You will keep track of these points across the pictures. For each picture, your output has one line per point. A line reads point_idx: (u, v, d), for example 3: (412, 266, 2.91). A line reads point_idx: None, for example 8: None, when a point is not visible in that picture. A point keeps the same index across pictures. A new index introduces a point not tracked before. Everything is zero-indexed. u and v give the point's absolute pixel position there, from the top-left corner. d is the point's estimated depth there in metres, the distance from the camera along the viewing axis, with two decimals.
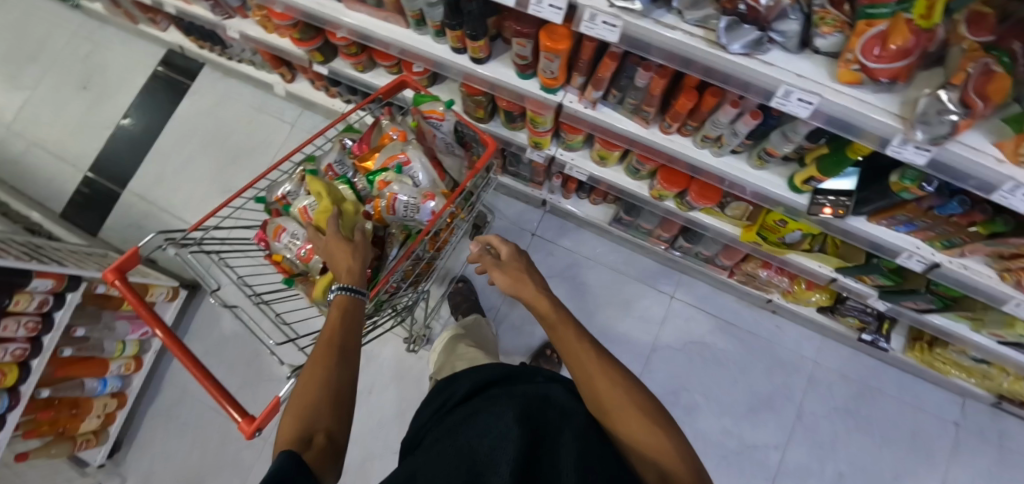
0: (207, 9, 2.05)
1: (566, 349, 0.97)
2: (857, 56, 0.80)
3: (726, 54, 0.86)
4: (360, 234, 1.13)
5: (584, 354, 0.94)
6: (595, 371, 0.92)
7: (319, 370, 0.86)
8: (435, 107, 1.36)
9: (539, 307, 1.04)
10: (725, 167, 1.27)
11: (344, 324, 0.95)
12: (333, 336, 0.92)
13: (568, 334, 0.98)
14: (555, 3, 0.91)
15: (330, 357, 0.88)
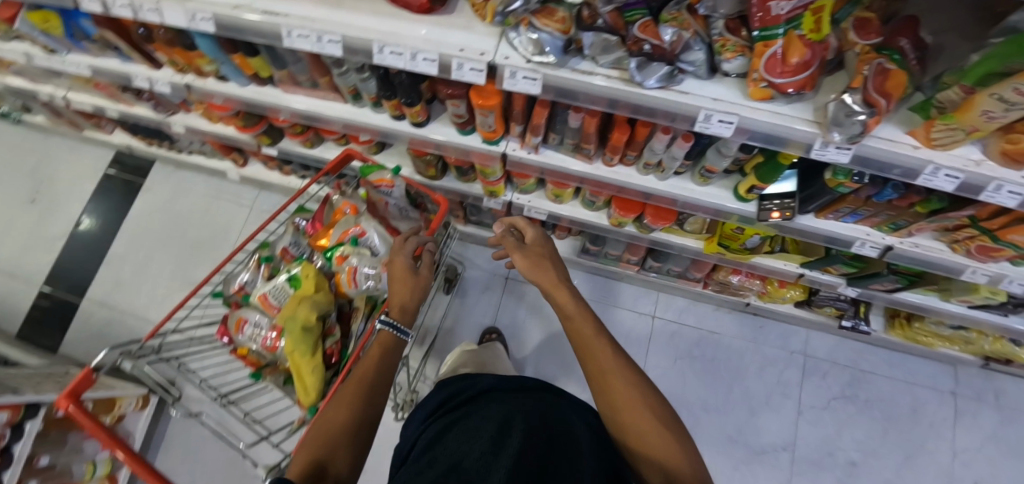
0: (148, 108, 2.04)
1: (581, 347, 0.98)
2: (763, 74, 0.85)
3: (643, 90, 0.90)
4: (424, 267, 1.17)
5: (600, 352, 0.96)
6: (611, 372, 0.93)
7: (350, 399, 0.89)
8: (383, 175, 1.38)
9: (557, 299, 1.06)
10: (672, 189, 1.30)
11: (382, 358, 0.99)
12: (369, 368, 0.96)
13: (585, 330, 0.99)
14: (475, 66, 0.95)
15: (359, 390, 0.91)
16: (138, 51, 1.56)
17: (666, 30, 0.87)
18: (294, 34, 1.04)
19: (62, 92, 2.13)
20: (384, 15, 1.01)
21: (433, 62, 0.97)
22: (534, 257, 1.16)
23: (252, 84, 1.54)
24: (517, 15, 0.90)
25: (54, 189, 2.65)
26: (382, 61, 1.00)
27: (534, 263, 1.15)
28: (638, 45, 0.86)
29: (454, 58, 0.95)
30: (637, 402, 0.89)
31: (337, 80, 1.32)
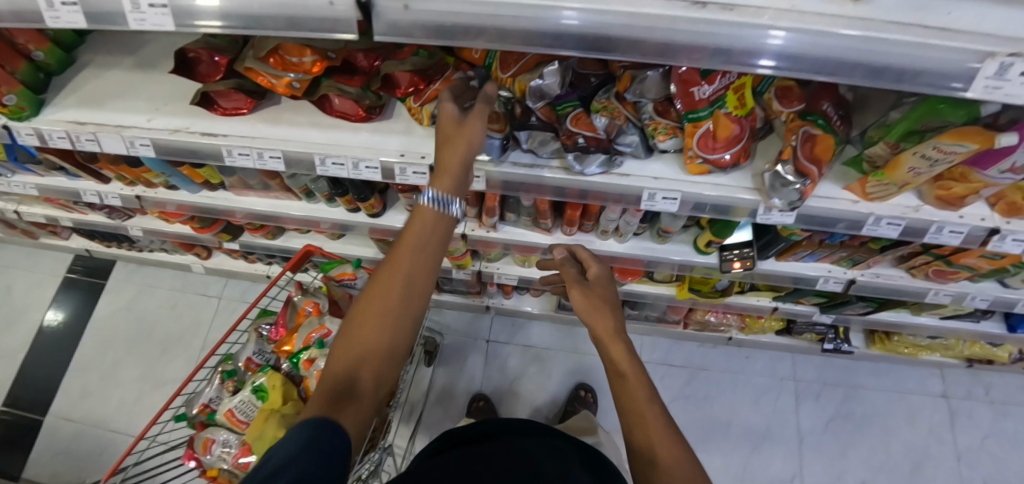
0: (103, 215, 1.98)
1: (627, 408, 0.76)
2: (698, 152, 0.86)
3: (585, 177, 0.91)
4: (479, 113, 0.76)
5: (648, 414, 0.74)
6: (668, 442, 0.72)
7: (382, 306, 0.70)
8: (345, 268, 1.36)
9: (602, 337, 0.84)
10: (635, 251, 1.31)
11: (422, 243, 0.73)
12: (402, 247, 0.72)
13: (632, 383, 0.77)
14: (418, 170, 0.95)
15: (392, 292, 0.70)
16: (85, 169, 1.53)
17: (598, 119, 0.87)
18: (236, 152, 1.05)
19: (11, 205, 2.05)
20: (326, 127, 1.03)
21: (375, 169, 0.98)
22: (583, 287, 0.92)
23: (203, 190, 1.52)
24: None
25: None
26: (326, 172, 1.01)
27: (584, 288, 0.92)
28: (571, 139, 0.87)
29: (397, 164, 0.96)
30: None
31: (288, 183, 1.34)
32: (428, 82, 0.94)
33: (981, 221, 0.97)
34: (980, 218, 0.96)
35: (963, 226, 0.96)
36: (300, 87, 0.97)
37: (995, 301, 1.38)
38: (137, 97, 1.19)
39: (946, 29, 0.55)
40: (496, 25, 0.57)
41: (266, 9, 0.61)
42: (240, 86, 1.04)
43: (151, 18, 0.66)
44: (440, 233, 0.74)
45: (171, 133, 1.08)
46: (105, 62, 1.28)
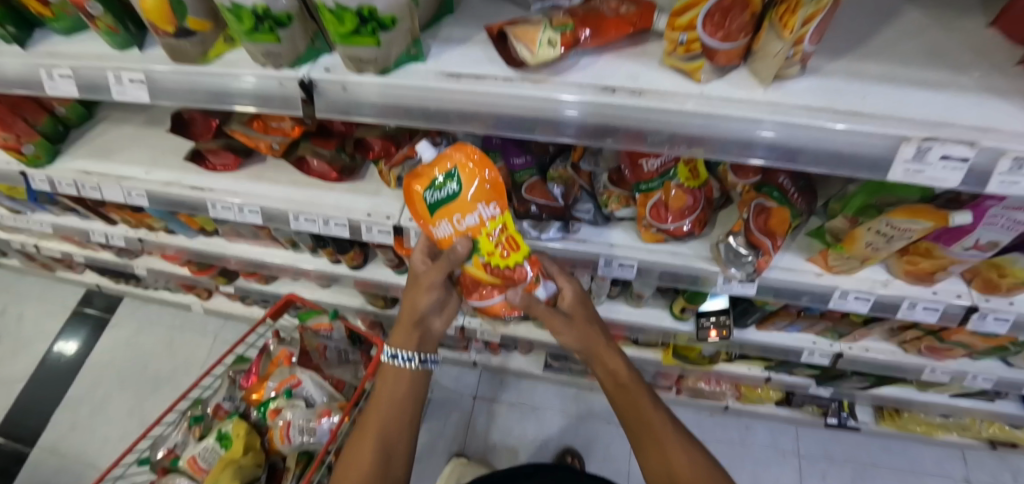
0: (112, 254, 2.08)
1: (638, 413, 0.83)
2: (652, 221, 0.87)
3: (544, 242, 0.92)
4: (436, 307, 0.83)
5: (657, 420, 0.83)
6: (678, 444, 0.81)
7: (376, 433, 0.84)
8: (321, 319, 1.40)
9: (604, 357, 0.84)
10: (609, 314, 1.29)
11: (402, 390, 0.87)
12: (385, 395, 0.87)
13: (640, 395, 0.84)
14: (383, 228, 0.99)
15: (381, 429, 0.84)
16: (95, 212, 1.63)
17: (554, 188, 0.90)
18: (219, 206, 1.13)
19: (32, 241, 2.17)
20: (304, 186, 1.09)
21: (343, 225, 1.02)
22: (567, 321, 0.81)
23: (201, 235, 1.61)
24: None
25: (5, 323, 2.51)
26: (299, 226, 1.06)
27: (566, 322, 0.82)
28: (525, 206, 0.88)
29: (364, 222, 1.00)
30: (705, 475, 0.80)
31: (276, 233, 1.44)
32: (398, 146, 1.01)
33: (957, 298, 0.93)
34: (955, 295, 0.93)
35: (937, 303, 0.92)
36: (280, 148, 1.04)
37: (999, 382, 1.29)
38: (143, 149, 1.29)
39: (860, 113, 0.56)
40: (421, 105, 0.59)
41: (228, 86, 0.67)
42: (229, 145, 1.14)
43: (132, 91, 0.73)
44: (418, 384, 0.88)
45: (165, 185, 1.17)
46: (120, 117, 1.40)
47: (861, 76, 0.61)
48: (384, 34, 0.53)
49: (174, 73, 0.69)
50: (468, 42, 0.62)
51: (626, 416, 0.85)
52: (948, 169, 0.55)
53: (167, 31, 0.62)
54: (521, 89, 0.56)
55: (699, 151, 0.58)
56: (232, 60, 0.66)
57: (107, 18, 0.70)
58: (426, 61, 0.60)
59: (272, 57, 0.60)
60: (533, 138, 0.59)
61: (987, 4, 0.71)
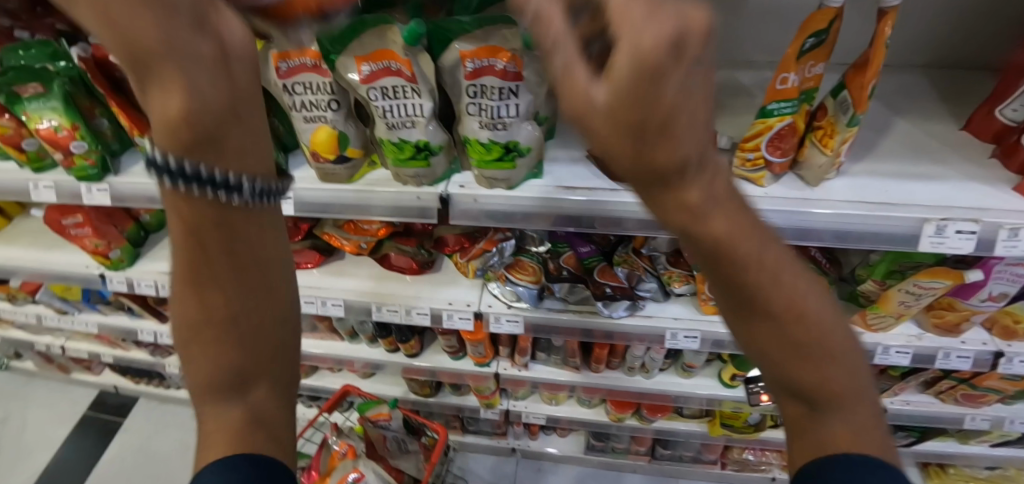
0: (145, 352, 1.94)
1: (780, 345, 0.35)
2: (711, 295, 1.00)
3: (614, 320, 1.03)
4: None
5: (815, 340, 0.35)
6: (852, 391, 0.37)
7: (218, 387, 0.37)
8: (381, 409, 1.44)
9: (718, 242, 0.31)
10: (661, 385, 1.35)
11: (225, 243, 0.34)
12: (186, 272, 0.34)
13: (789, 297, 0.34)
14: (463, 314, 1.06)
15: (219, 363, 0.37)
16: (150, 309, 1.69)
17: (620, 271, 1.03)
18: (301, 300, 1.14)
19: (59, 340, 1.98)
20: (383, 279, 1.15)
21: (425, 314, 1.08)
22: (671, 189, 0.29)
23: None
24: (494, 269, 1.07)
25: None
26: (381, 317, 1.11)
27: (645, 191, 0.30)
28: (600, 288, 1.00)
29: (444, 310, 1.07)
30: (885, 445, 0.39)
31: (335, 323, 1.43)
32: (473, 241, 1.10)
33: (983, 344, 1.05)
34: (981, 342, 1.04)
35: (967, 351, 1.04)
36: (367, 247, 1.13)
37: None
38: None
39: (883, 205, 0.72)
40: (546, 211, 0.72)
41: (367, 197, 0.77)
42: (314, 245, 1.19)
43: None
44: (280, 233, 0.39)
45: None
46: None
47: (877, 172, 0.78)
48: (521, 159, 0.67)
49: (319, 189, 0.79)
50: (575, 161, 0.76)
51: (753, 346, 0.37)
52: (963, 240, 0.72)
53: (327, 159, 0.74)
54: (627, 197, 0.69)
55: None
56: (377, 179, 0.78)
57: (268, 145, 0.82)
58: (543, 177, 0.73)
59: (416, 178, 0.73)
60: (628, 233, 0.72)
61: (956, 110, 0.90)
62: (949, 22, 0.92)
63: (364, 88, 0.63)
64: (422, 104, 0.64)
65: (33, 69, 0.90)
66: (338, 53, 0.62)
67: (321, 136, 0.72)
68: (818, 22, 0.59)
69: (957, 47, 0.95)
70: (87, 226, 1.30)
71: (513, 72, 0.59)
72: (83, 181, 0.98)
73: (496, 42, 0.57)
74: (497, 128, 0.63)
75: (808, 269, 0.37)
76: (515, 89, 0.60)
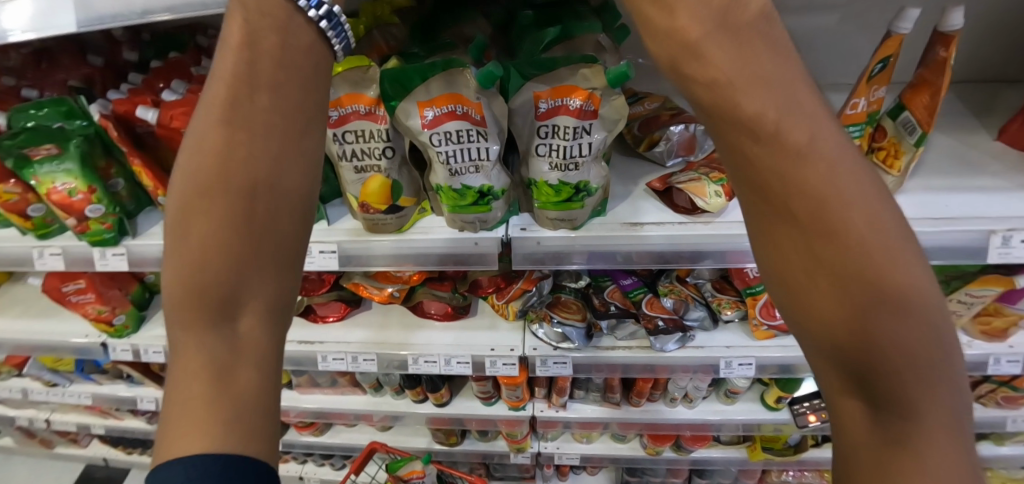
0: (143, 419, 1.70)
1: (806, 261, 0.28)
2: (763, 320, 0.97)
3: (664, 354, 0.99)
4: None
5: (874, 278, 0.26)
6: (917, 373, 0.26)
7: (195, 289, 0.32)
8: (414, 466, 1.32)
9: (741, 113, 0.29)
10: (704, 414, 1.29)
11: (266, 107, 0.34)
12: (219, 119, 0.34)
13: (821, 202, 0.27)
14: (508, 360, 1.01)
15: (207, 255, 0.32)
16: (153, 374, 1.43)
17: (667, 302, 1.00)
18: (331, 357, 1.06)
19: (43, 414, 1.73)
20: (412, 327, 1.09)
21: (466, 363, 1.03)
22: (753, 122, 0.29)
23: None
24: (536, 309, 1.03)
25: None
26: (418, 369, 1.05)
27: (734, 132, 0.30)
28: (652, 322, 0.98)
29: (487, 357, 1.02)
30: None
31: (358, 377, 1.30)
32: (510, 281, 1.04)
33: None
34: None
35: (1017, 354, 0.99)
36: (400, 296, 1.07)
37: None
38: None
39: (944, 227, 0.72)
40: (610, 249, 0.71)
41: (419, 247, 0.73)
42: (339, 296, 1.12)
43: (317, 262, 0.76)
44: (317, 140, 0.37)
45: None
46: None
47: (930, 187, 0.79)
48: (589, 198, 0.64)
49: (365, 241, 0.74)
50: (631, 195, 0.76)
51: (772, 261, 0.31)
52: None
53: (377, 210, 0.70)
54: (697, 230, 0.69)
55: None
56: (428, 227, 0.74)
57: None
58: (605, 214, 0.72)
59: (473, 224, 0.69)
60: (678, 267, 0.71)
61: (987, 123, 0.91)
62: (970, 39, 0.94)
63: (426, 134, 0.60)
64: (488, 148, 0.61)
65: (47, 130, 0.79)
66: (400, 99, 0.60)
67: (372, 186, 0.68)
68: (887, 49, 0.61)
69: (981, 63, 0.97)
70: (87, 293, 1.12)
71: (588, 111, 0.58)
72: (95, 246, 0.85)
73: (573, 83, 0.57)
74: (568, 168, 0.61)
75: (915, 248, 0.28)
76: (588, 128, 0.59)
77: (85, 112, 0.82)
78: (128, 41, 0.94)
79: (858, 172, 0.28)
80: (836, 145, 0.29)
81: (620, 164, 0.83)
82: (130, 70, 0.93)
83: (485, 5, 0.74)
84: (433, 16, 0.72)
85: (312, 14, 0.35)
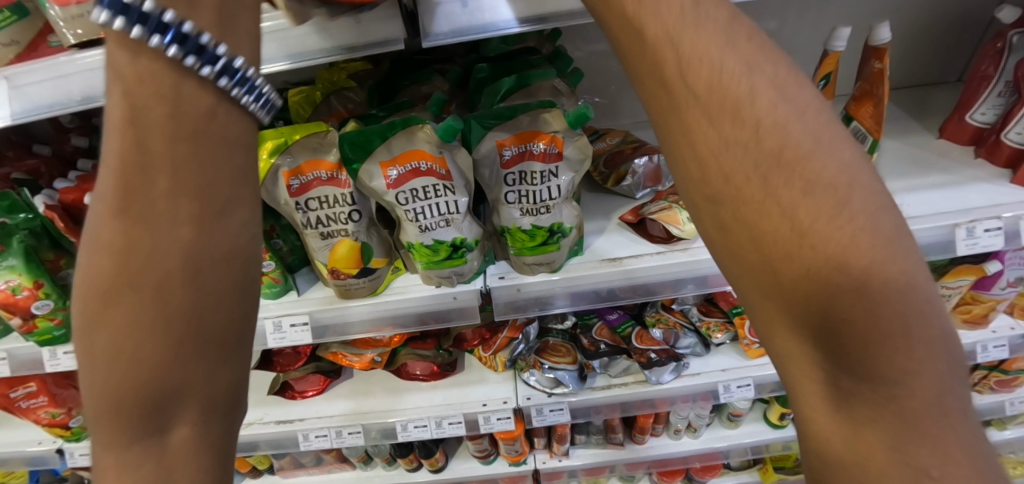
0: None
1: (730, 154, 0.29)
2: (753, 339, 0.96)
3: (661, 385, 0.96)
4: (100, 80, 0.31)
5: (797, 176, 0.27)
6: (858, 262, 0.26)
7: (115, 396, 0.31)
8: None
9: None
10: (710, 443, 1.25)
11: None
12: (119, 221, 0.30)
13: (741, 108, 0.29)
14: (502, 414, 0.97)
15: (132, 365, 0.30)
16: None
17: (656, 332, 0.98)
18: (313, 434, 1.00)
19: None
20: (398, 391, 1.03)
21: (459, 423, 0.97)
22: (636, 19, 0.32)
23: (246, 477, 1.28)
24: (525, 356, 0.99)
25: None
26: (408, 436, 0.98)
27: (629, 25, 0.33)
28: (644, 356, 0.95)
29: (480, 413, 0.97)
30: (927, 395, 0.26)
31: (345, 452, 1.21)
32: (494, 331, 1.01)
33: (1012, 329, 1.03)
34: (1010, 328, 1.02)
35: (1001, 339, 1.01)
36: (381, 360, 1.02)
37: None
38: None
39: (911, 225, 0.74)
40: (594, 288, 0.70)
41: (396, 307, 0.70)
42: (318, 367, 1.05)
43: (290, 335, 0.72)
44: (247, 208, 0.34)
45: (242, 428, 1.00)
46: None
47: (893, 189, 0.81)
48: (564, 239, 0.64)
49: (339, 308, 0.71)
50: (606, 231, 0.75)
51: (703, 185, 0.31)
52: (993, 236, 0.73)
53: (348, 274, 0.67)
54: (676, 258, 0.69)
55: None
56: (404, 287, 0.71)
57: (273, 270, 0.72)
58: (583, 252, 0.71)
59: (449, 278, 0.67)
60: (660, 298, 0.71)
61: (928, 124, 0.95)
62: (896, 50, 1.01)
63: (392, 194, 0.59)
64: (457, 200, 0.60)
65: None
66: (362, 160, 0.58)
67: (341, 251, 0.65)
68: (827, 66, 0.63)
69: (909, 70, 1.03)
70: (37, 397, 1.02)
71: (553, 154, 0.58)
72: (45, 345, 0.79)
73: (534, 128, 0.57)
74: (540, 212, 0.61)
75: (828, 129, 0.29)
76: (555, 171, 0.59)
77: (30, 205, 0.76)
78: (77, 128, 0.91)
79: (758, 47, 0.30)
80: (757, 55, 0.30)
81: (591, 200, 0.83)
82: (80, 156, 0.89)
83: (440, 62, 0.75)
84: (391, 77, 0.72)
85: (225, 84, 0.32)
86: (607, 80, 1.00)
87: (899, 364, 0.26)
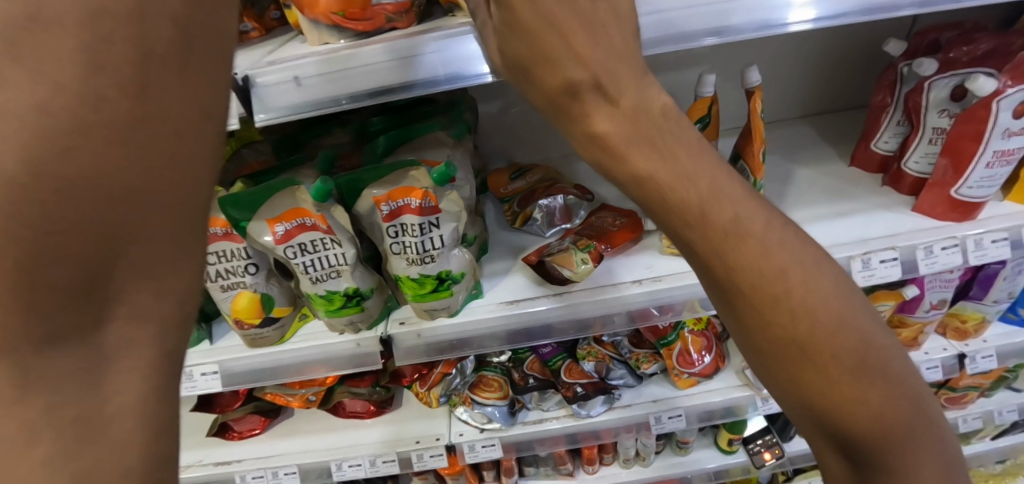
0: None
1: (695, 253, 0.35)
2: (682, 368, 0.97)
3: (592, 418, 0.97)
4: None
5: (801, 317, 0.33)
6: (839, 349, 0.33)
7: None
8: None
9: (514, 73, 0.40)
10: (661, 470, 1.25)
11: None
12: None
13: (722, 250, 0.33)
14: (434, 451, 0.97)
15: None
16: None
17: (587, 365, 0.98)
18: (249, 476, 1.00)
19: None
20: (338, 429, 1.04)
21: (392, 461, 0.98)
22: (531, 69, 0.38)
23: None
24: (459, 391, 1.00)
25: None
26: (343, 476, 0.99)
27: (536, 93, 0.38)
28: (571, 390, 0.96)
29: (413, 451, 0.97)
30: (917, 425, 0.34)
31: None
32: (430, 366, 1.01)
33: (944, 350, 1.04)
34: (942, 349, 1.04)
35: (934, 360, 1.02)
36: (316, 399, 1.02)
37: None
38: None
39: None
40: (493, 331, 0.71)
41: (304, 357, 0.71)
42: (256, 407, 1.05)
43: (201, 384, 0.73)
44: None
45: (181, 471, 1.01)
46: None
47: (801, 220, 0.82)
48: (455, 285, 0.66)
49: (249, 357, 0.72)
50: (511, 271, 0.77)
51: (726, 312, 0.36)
52: (889, 267, 0.75)
53: (251, 324, 0.69)
54: (573, 299, 0.70)
55: (688, 311, 0.72)
56: (311, 335, 0.72)
57: None
58: (484, 295, 0.73)
59: (351, 326, 0.68)
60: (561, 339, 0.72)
61: (843, 151, 0.97)
62: (813, 82, 1.03)
63: (280, 249, 0.61)
64: (344, 253, 0.62)
65: None
66: (248, 219, 0.60)
67: (242, 302, 0.67)
68: (699, 109, 0.66)
69: (827, 100, 1.06)
70: None
71: (429, 207, 0.60)
72: None
73: (407, 184, 0.59)
74: (424, 261, 0.63)
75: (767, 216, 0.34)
76: (434, 222, 0.61)
77: None
78: None
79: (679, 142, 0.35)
80: (733, 192, 0.34)
81: (503, 239, 0.85)
82: None
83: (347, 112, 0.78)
84: (296, 131, 0.75)
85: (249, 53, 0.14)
86: (534, 118, 1.03)
87: (873, 436, 0.34)
